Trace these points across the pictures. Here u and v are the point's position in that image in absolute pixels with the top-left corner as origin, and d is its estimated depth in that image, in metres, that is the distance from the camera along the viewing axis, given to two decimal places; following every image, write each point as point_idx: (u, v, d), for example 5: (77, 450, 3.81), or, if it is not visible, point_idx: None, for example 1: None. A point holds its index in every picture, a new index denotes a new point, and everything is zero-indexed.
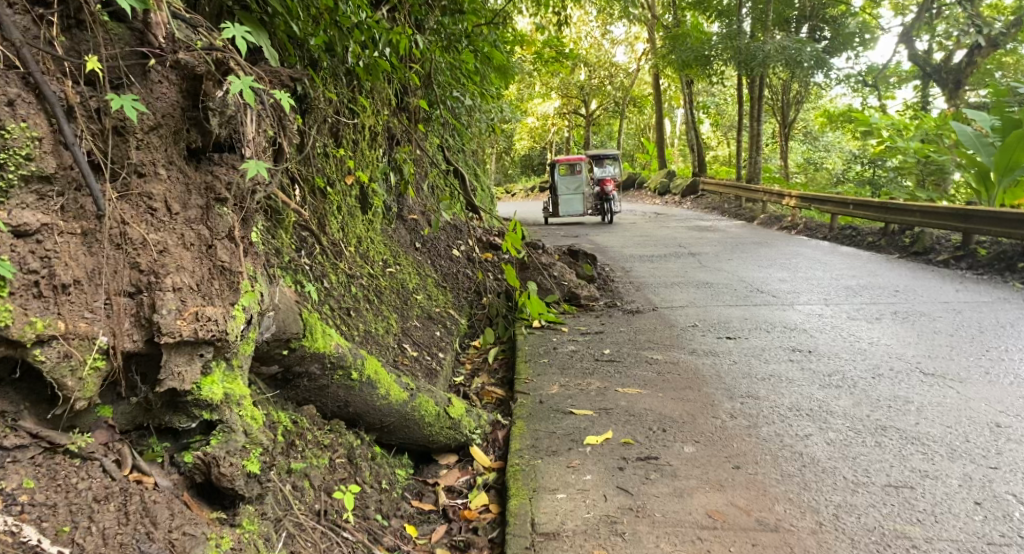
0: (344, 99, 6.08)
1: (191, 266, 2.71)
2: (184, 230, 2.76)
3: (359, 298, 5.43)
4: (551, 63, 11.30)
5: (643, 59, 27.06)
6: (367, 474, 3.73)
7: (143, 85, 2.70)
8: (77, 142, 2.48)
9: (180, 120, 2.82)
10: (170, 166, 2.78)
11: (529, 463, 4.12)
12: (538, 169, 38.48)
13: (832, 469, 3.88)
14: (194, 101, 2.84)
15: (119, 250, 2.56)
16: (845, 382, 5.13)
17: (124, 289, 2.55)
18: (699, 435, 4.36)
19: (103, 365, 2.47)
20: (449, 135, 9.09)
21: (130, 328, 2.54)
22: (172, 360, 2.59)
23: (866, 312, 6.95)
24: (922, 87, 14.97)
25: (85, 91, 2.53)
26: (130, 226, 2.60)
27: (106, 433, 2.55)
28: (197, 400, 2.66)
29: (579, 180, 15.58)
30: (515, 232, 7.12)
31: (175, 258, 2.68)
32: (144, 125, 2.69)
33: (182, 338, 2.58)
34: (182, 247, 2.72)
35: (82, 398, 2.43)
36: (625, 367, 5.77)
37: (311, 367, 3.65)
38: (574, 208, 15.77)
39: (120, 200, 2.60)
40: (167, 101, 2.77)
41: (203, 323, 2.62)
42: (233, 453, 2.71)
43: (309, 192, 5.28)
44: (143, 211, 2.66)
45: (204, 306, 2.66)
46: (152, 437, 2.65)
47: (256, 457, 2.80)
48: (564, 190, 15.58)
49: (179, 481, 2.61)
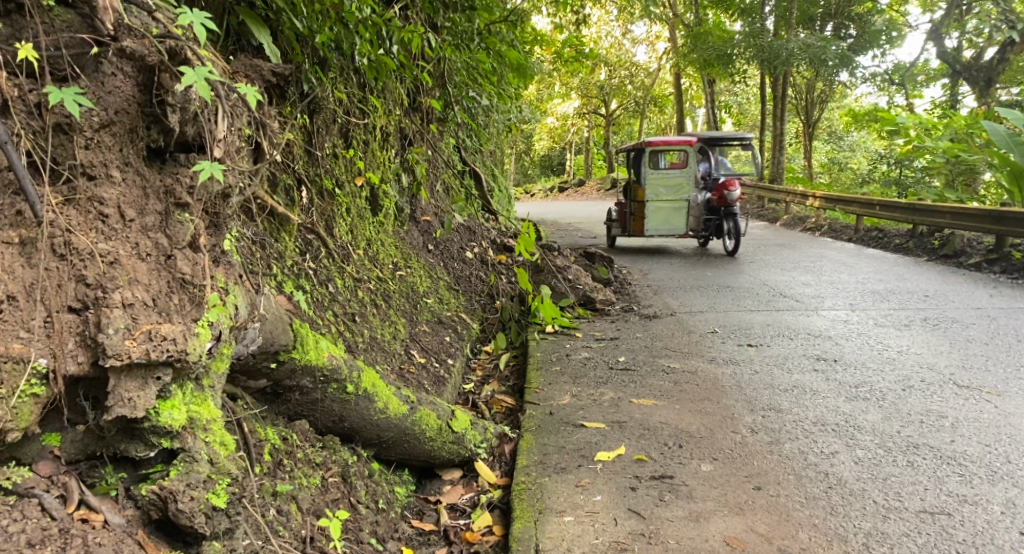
0: (354, 98, 5.89)
1: (146, 280, 2.52)
2: (139, 239, 2.57)
3: (366, 303, 5.21)
4: (571, 62, 11.05)
5: (663, 58, 26.64)
6: (363, 494, 3.52)
7: (93, 79, 2.50)
8: (13, 143, 2.29)
9: (136, 116, 2.63)
10: (126, 168, 2.61)
11: (536, 481, 3.88)
12: (557, 170, 38.17)
13: (860, 492, 3.60)
14: (150, 95, 2.64)
15: (63, 261, 2.38)
16: (873, 395, 4.84)
17: (67, 305, 2.36)
18: (717, 452, 4.10)
19: (42, 392, 2.29)
20: (466, 136, 8.87)
21: (74, 349, 2.35)
22: (121, 385, 2.37)
23: (895, 319, 6.63)
24: (951, 85, 14.51)
25: (23, 85, 2.35)
26: (76, 235, 2.42)
27: (51, 465, 2.38)
28: (154, 428, 2.46)
29: (678, 180, 10.80)
30: (528, 234, 6.85)
31: (127, 270, 2.49)
32: (92, 123, 2.51)
33: (131, 360, 2.36)
34: (136, 258, 2.53)
35: (15, 429, 2.23)
36: (641, 376, 5.51)
37: (302, 381, 3.42)
38: (668, 225, 11.00)
39: (65, 207, 2.43)
40: (121, 95, 2.58)
41: (156, 344, 2.41)
42: (195, 486, 2.48)
43: (316, 194, 5.11)
44: (92, 219, 2.47)
45: (158, 325, 2.45)
46: (105, 467, 2.46)
47: (223, 490, 2.59)
48: (656, 195, 10.90)
49: (133, 518, 2.43)
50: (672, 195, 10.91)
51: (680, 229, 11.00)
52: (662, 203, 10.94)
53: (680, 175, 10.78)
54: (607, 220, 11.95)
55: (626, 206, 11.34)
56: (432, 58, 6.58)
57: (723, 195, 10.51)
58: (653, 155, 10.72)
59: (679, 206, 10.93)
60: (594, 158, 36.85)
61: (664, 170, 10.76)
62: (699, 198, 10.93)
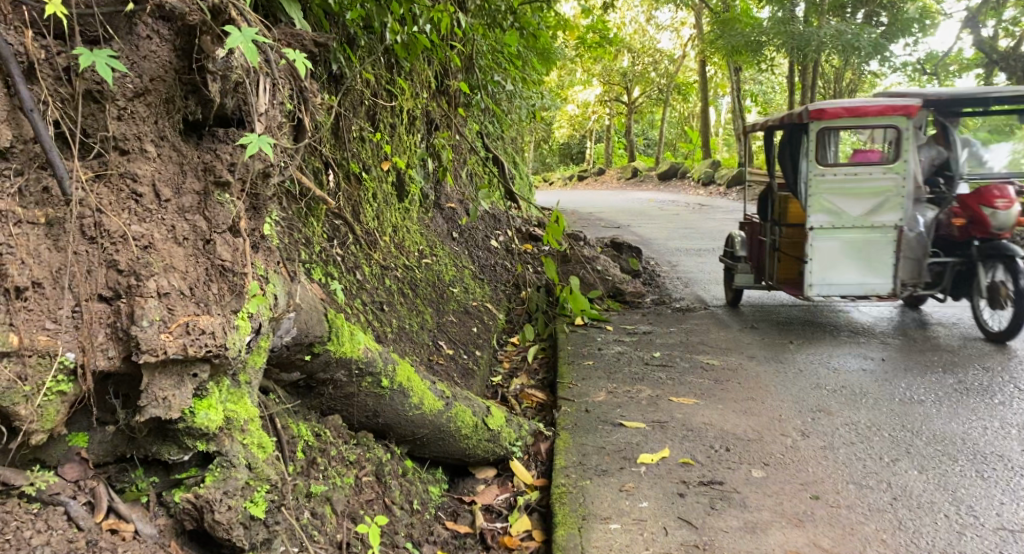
0: (382, 80, 5.67)
1: (183, 267, 2.34)
2: (175, 221, 2.38)
3: (394, 292, 5.02)
4: (596, 47, 10.74)
5: (687, 45, 26.11)
6: (398, 495, 3.35)
7: (127, 41, 2.30)
8: (38, 111, 2.10)
9: (173, 84, 2.44)
10: (161, 142, 2.42)
11: (577, 484, 3.69)
12: (576, 158, 37.75)
13: (928, 506, 3.42)
14: (189, 62, 2.45)
15: (92, 245, 2.20)
16: (928, 397, 4.63)
17: (98, 293, 2.19)
18: (768, 456, 3.92)
19: (69, 389, 2.12)
20: (490, 121, 8.61)
21: (103, 342, 2.18)
22: (155, 383, 2.22)
23: (943, 317, 6.37)
24: (988, 75, 14.06)
25: (51, 46, 2.15)
26: (107, 215, 2.23)
27: (77, 468, 2.23)
28: (189, 429, 2.30)
29: (879, 188, 5.49)
30: (558, 223, 6.62)
31: (162, 256, 2.31)
32: (125, 91, 2.31)
33: (166, 356, 2.21)
34: (172, 242, 2.35)
35: (40, 430, 2.08)
36: (678, 373, 5.30)
37: (336, 374, 3.25)
38: (853, 272, 5.63)
39: (94, 182, 2.24)
40: (156, 61, 2.38)
41: (194, 338, 2.25)
42: (232, 494, 2.34)
43: (343, 178, 4.91)
44: (124, 198, 2.29)
45: (196, 317, 2.29)
46: (136, 470, 2.32)
47: (261, 497, 2.44)
48: (833, 213, 5.57)
49: (166, 528, 2.27)
50: (865, 213, 5.56)
51: (883, 283, 5.61)
52: (844, 230, 5.58)
53: (880, 177, 5.49)
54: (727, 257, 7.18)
55: (768, 233, 6.38)
56: (461, 38, 6.34)
57: (974, 216, 5.55)
58: (825, 135, 5.57)
59: (880, 237, 5.55)
60: (614, 145, 36.42)
61: (848, 167, 5.50)
62: (918, 225, 5.64)
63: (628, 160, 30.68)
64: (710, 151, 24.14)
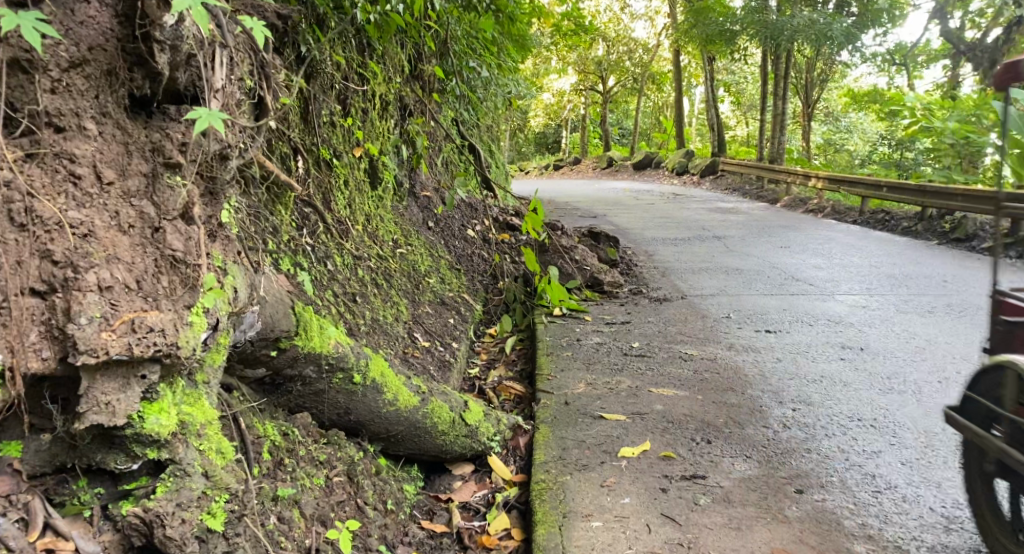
0: (353, 63, 5.48)
1: (129, 257, 2.19)
2: (120, 207, 2.22)
3: (367, 283, 4.84)
4: (572, 35, 10.59)
5: (661, 34, 26.03)
6: (370, 495, 3.19)
7: (60, 5, 2.13)
8: None
9: (116, 54, 2.27)
10: (103, 119, 2.25)
11: (557, 480, 3.56)
12: (553, 148, 37.61)
13: (914, 499, 3.35)
14: (133, 30, 2.28)
15: (23, 232, 2.02)
16: (907, 387, 4.57)
17: (29, 287, 2.02)
18: (750, 449, 3.82)
19: None
20: (467, 109, 8.43)
21: (37, 341, 2.02)
22: (96, 387, 2.06)
23: (917, 305, 6.36)
24: (953, 66, 13.91)
25: None
26: (39, 200, 2.06)
27: (9, 481, 2.07)
28: (138, 436, 2.15)
29: None
30: (536, 212, 6.48)
31: (105, 245, 2.15)
32: (60, 61, 2.14)
33: (108, 358, 2.05)
34: (115, 230, 2.19)
35: None
36: (658, 363, 5.18)
37: (305, 371, 3.10)
38: None
39: (27, 163, 2.07)
40: (95, 28, 2.22)
41: (141, 337, 2.11)
42: (185, 507, 2.21)
43: (312, 165, 4.72)
44: (61, 180, 2.12)
45: (143, 313, 2.14)
46: (76, 481, 2.16)
47: (219, 510, 2.30)
48: None
49: (111, 544, 2.12)
50: None
51: None
52: None
53: None
54: (973, 403, 2.96)
55: None
56: (435, 22, 6.16)
57: None
58: None
59: None
60: (591, 134, 36.38)
61: None
62: None
63: (605, 150, 30.58)
64: (684, 141, 24.12)
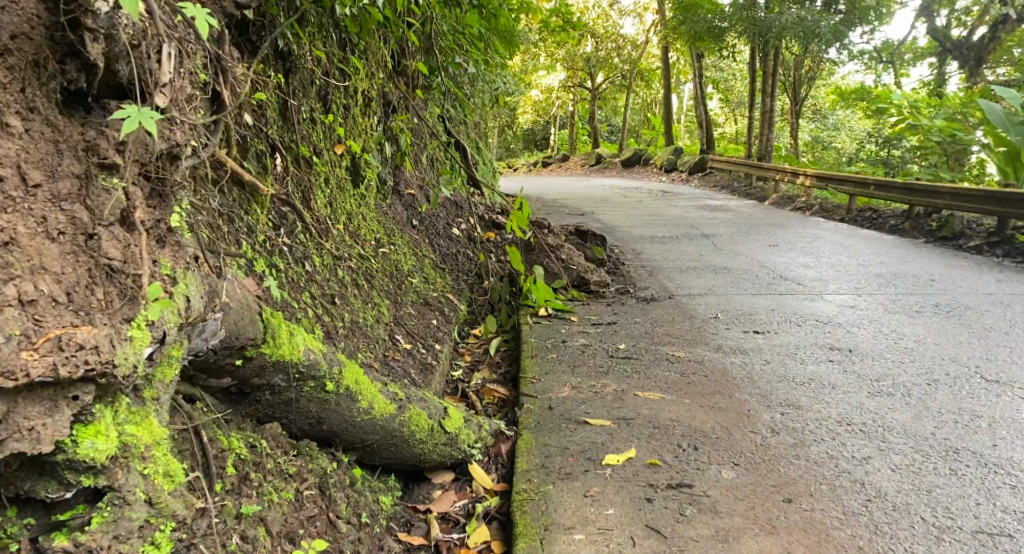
0: (333, 58, 5.32)
1: (58, 268, 2.08)
2: (47, 211, 2.10)
3: (347, 284, 4.69)
4: (560, 31, 10.45)
5: (650, 31, 25.88)
6: (345, 508, 3.05)
7: None
8: None
9: (44, 43, 2.17)
10: (29, 115, 2.14)
11: (539, 490, 3.43)
12: (541, 145, 37.43)
13: (904, 507, 3.25)
14: (59, 16, 2.19)
15: None
16: (897, 390, 4.46)
17: None
18: (738, 456, 3.70)
19: None
20: (452, 105, 8.27)
21: None
22: (20, 409, 1.96)
23: (906, 305, 6.27)
24: (940, 63, 13.84)
25: None
26: None
27: None
28: (71, 461, 2.05)
29: None
30: (521, 211, 6.35)
31: (29, 255, 2.03)
32: None
33: (31, 379, 1.94)
34: (43, 237, 2.08)
35: None
36: (644, 366, 5.06)
37: (273, 380, 2.95)
38: None
39: None
40: (19, 15, 2.13)
41: (70, 353, 2.01)
42: (123, 539, 2.15)
43: (291, 162, 4.57)
44: None
45: (72, 329, 2.04)
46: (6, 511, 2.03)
47: (163, 539, 2.25)
48: None
49: None
50: None
51: None
52: None
53: None
54: None
55: None
56: (418, 17, 6.00)
57: None
58: None
59: None
60: (579, 131, 36.21)
61: None
62: None
63: (593, 147, 30.40)
64: (672, 138, 23.99)
